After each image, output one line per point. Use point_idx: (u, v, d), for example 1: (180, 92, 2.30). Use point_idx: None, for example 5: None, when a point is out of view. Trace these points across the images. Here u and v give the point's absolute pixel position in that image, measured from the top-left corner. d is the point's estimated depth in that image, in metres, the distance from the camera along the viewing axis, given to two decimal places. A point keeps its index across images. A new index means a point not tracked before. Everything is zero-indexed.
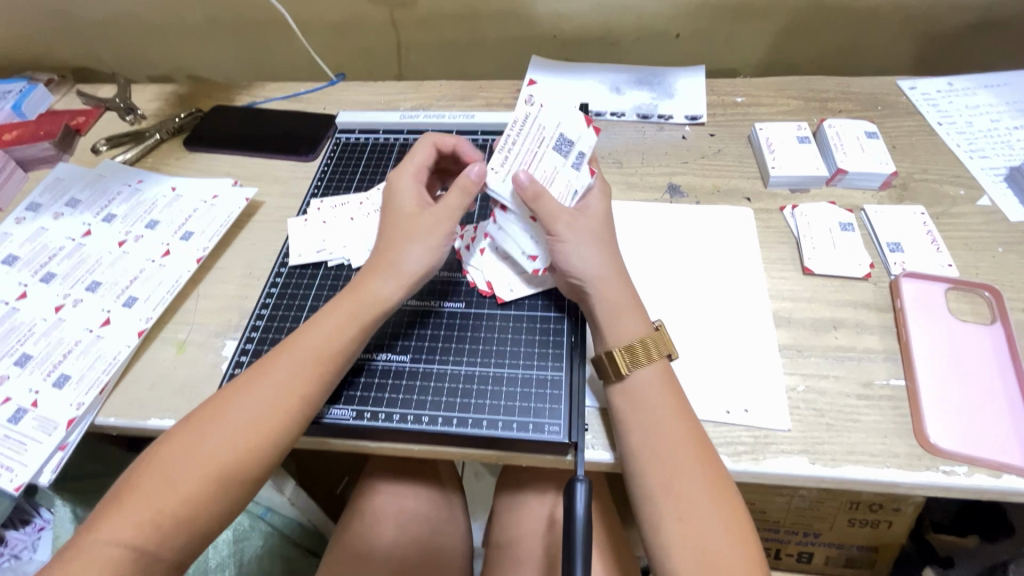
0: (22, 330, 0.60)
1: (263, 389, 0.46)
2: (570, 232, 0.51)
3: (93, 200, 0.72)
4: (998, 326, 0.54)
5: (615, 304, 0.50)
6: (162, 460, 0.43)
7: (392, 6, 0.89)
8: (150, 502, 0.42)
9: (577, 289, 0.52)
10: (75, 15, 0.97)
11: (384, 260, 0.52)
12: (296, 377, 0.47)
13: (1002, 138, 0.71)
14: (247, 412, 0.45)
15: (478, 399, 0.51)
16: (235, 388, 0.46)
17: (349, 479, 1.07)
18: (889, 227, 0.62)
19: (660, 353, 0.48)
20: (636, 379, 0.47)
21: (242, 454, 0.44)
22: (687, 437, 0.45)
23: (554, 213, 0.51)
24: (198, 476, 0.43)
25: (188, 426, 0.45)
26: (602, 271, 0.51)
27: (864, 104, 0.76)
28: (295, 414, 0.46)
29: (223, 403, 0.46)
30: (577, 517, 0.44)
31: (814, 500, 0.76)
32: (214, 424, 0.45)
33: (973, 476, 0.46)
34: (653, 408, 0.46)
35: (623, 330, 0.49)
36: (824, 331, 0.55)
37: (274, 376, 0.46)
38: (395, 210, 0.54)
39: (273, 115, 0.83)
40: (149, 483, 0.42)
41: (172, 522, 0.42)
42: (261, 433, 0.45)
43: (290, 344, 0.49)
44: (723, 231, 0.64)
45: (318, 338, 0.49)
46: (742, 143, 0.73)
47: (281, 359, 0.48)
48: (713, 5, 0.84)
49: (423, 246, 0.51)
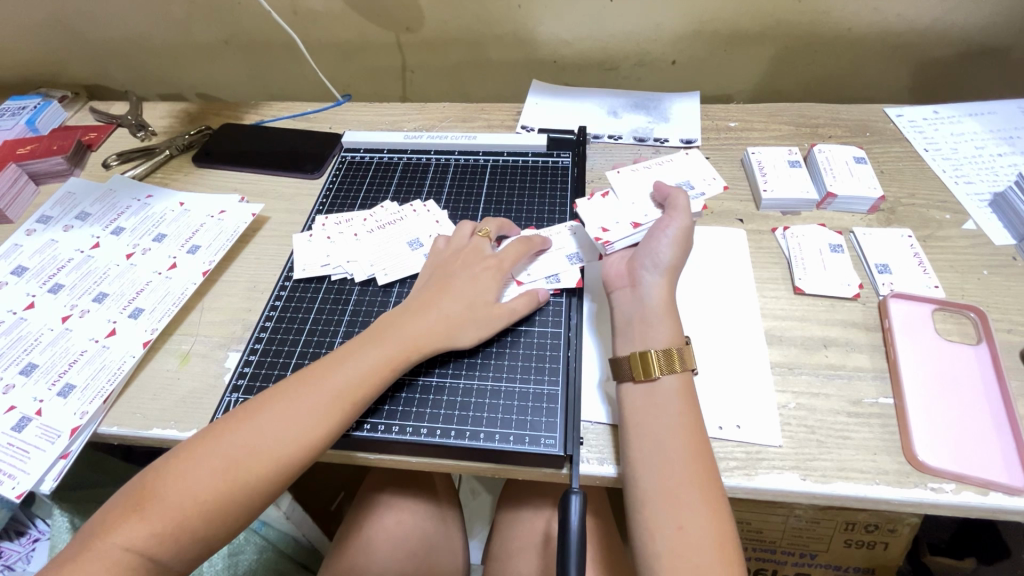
0: (28, 340, 0.61)
1: (286, 417, 0.46)
2: (672, 229, 0.57)
3: (102, 214, 0.74)
4: (984, 346, 0.55)
5: (660, 306, 0.53)
6: (178, 471, 0.44)
7: (398, 31, 0.92)
8: (163, 509, 0.43)
9: (638, 273, 0.55)
10: (90, 35, 1.00)
11: (433, 327, 0.53)
12: (319, 409, 0.47)
13: (987, 165, 0.73)
14: (268, 435, 0.46)
15: (476, 411, 0.52)
16: (258, 404, 0.48)
17: (343, 495, 1.09)
18: (876, 248, 0.64)
19: (684, 366, 0.50)
20: (660, 384, 0.49)
21: (256, 479, 0.45)
22: (695, 453, 0.46)
23: (679, 206, 0.58)
24: (211, 492, 0.43)
25: (206, 439, 0.46)
26: (668, 268, 0.55)
27: (853, 130, 0.79)
28: (313, 445, 0.46)
29: (245, 422, 0.46)
30: (571, 529, 0.45)
31: (810, 520, 0.76)
32: (232, 443, 0.45)
33: (960, 494, 0.47)
34: (663, 419, 0.47)
35: (660, 331, 0.51)
36: (815, 349, 0.57)
37: (297, 404, 0.47)
38: (443, 270, 0.58)
39: (280, 133, 0.86)
40: (167, 488, 0.43)
41: (180, 530, 0.43)
42: (274, 460, 0.45)
43: (317, 375, 0.49)
44: (717, 251, 0.66)
45: (348, 374, 0.49)
46: (735, 167, 0.76)
47: (309, 389, 0.48)
48: (708, 34, 0.87)
49: (442, 314, 0.54)
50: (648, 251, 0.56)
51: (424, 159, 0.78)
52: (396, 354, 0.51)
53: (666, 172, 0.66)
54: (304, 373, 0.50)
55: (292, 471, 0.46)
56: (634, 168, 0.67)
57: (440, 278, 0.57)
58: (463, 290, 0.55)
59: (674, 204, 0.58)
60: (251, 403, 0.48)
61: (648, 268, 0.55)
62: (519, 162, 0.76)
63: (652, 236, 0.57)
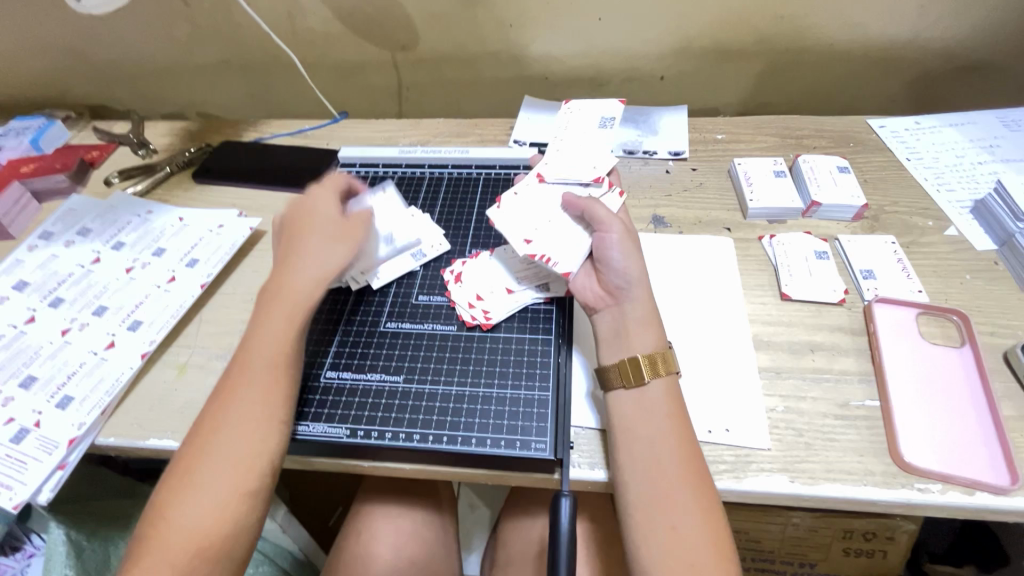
0: (28, 353, 0.62)
1: (237, 410, 0.48)
2: (616, 239, 0.55)
3: (102, 229, 0.75)
4: (967, 349, 0.56)
5: (644, 314, 0.53)
6: (169, 508, 0.45)
7: (393, 50, 0.95)
8: (169, 541, 0.43)
9: (618, 291, 0.54)
10: (95, 58, 1.03)
11: (306, 261, 0.57)
12: (260, 382, 0.50)
13: (967, 173, 0.75)
14: (233, 429, 0.48)
15: (467, 417, 0.53)
16: (212, 418, 0.48)
17: (342, 509, 1.07)
18: (861, 254, 0.65)
19: (669, 370, 0.50)
20: (650, 390, 0.49)
21: (242, 473, 0.46)
22: (685, 457, 0.46)
23: (602, 219, 0.57)
24: (213, 507, 0.45)
25: (179, 468, 0.47)
26: (638, 280, 0.54)
27: (837, 141, 0.81)
28: (267, 418, 0.48)
29: (209, 430, 0.48)
30: (563, 531, 0.45)
31: (808, 528, 0.76)
32: (205, 452, 0.47)
33: (947, 494, 0.47)
34: (649, 422, 0.48)
35: (647, 337, 0.52)
36: (802, 353, 0.58)
37: (239, 392, 0.49)
38: (303, 215, 0.61)
39: (278, 149, 0.88)
40: (168, 525, 0.44)
41: (200, 553, 0.43)
42: (250, 445, 0.47)
43: (241, 362, 0.52)
44: (703, 259, 0.67)
45: (269, 341, 0.52)
46: (723, 177, 0.77)
47: (241, 376, 0.50)
48: (694, 50, 0.90)
49: (322, 253, 0.57)
50: (610, 269, 0.54)
51: (419, 173, 0.79)
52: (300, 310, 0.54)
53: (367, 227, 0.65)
54: (231, 369, 0.51)
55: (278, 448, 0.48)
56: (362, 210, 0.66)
57: (297, 216, 0.61)
58: (312, 231, 0.59)
59: (595, 216, 0.57)
60: (204, 417, 0.49)
61: (624, 281, 0.54)
62: (511, 175, 0.78)
63: (602, 253, 0.55)
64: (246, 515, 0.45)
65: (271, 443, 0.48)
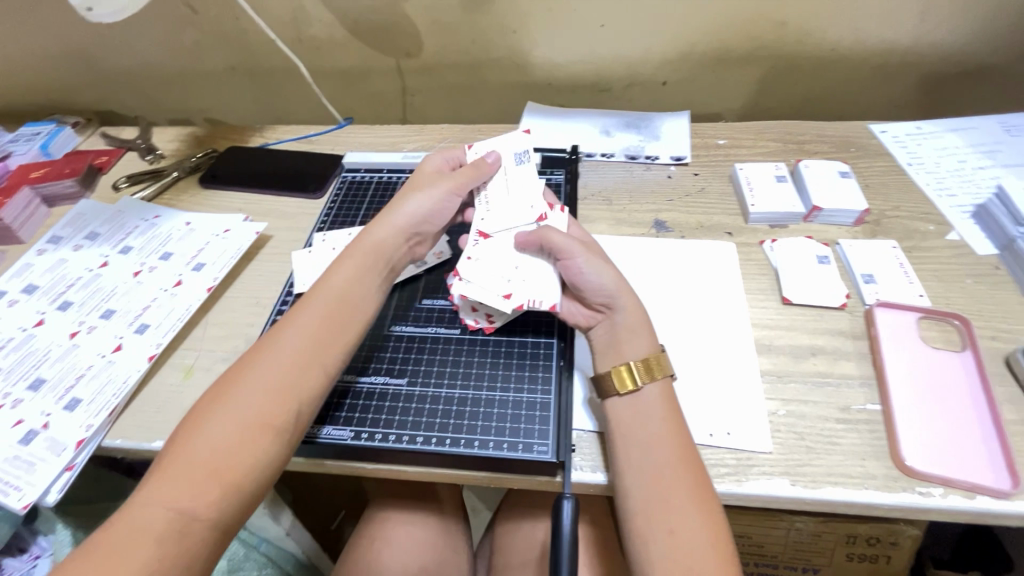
0: (37, 356, 0.62)
1: (291, 342, 0.50)
2: (583, 263, 0.54)
3: (111, 233, 0.76)
4: (968, 353, 0.56)
5: (636, 320, 0.53)
6: (205, 424, 0.45)
7: (398, 57, 0.96)
8: (192, 458, 0.44)
9: (605, 307, 0.54)
10: (104, 64, 1.04)
11: (390, 215, 0.59)
12: (319, 321, 0.51)
13: (969, 178, 0.75)
14: (286, 359, 0.49)
15: (475, 413, 0.53)
16: (269, 344, 0.50)
17: (344, 514, 1.08)
18: (862, 259, 0.66)
19: (664, 373, 0.51)
20: (644, 395, 0.50)
21: (278, 406, 0.47)
22: (683, 460, 0.47)
23: (562, 247, 0.55)
24: (242, 431, 0.45)
25: (224, 386, 0.48)
26: (621, 289, 0.54)
27: (838, 146, 0.82)
28: (313, 358, 0.49)
29: (260, 357, 0.49)
30: (564, 534, 0.45)
31: (811, 533, 0.76)
32: (251, 376, 0.48)
33: (949, 498, 0.47)
34: (649, 426, 0.48)
35: (638, 344, 0.52)
36: (804, 357, 0.58)
37: (294, 328, 0.51)
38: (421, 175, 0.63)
39: (284, 155, 0.89)
40: (199, 441, 0.44)
41: (222, 474, 0.43)
42: (298, 379, 0.48)
43: (307, 298, 0.53)
44: (705, 263, 0.67)
45: (336, 283, 0.54)
46: (724, 182, 0.78)
47: (298, 314, 0.52)
48: (696, 56, 0.91)
49: (417, 202, 0.59)
50: (589, 290, 0.54)
51: None
52: (367, 256, 0.56)
53: None
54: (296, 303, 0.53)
55: (318, 389, 0.49)
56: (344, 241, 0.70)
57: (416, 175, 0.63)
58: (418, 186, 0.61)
59: (555, 246, 0.55)
60: (258, 343, 0.50)
61: (609, 296, 0.53)
62: None
63: (575, 280, 0.54)
64: (272, 448, 0.45)
65: (316, 382, 0.49)
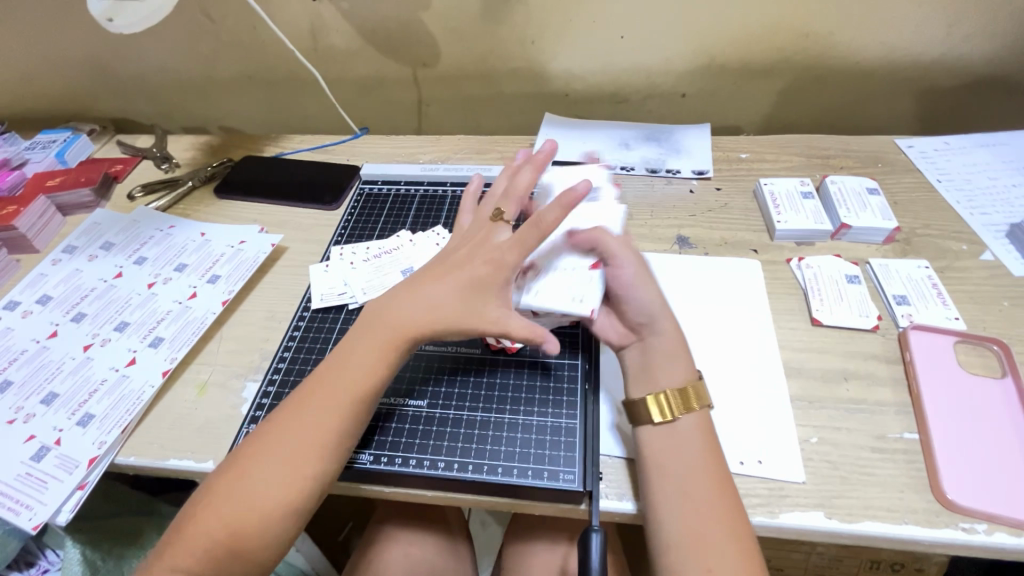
0: (49, 369, 0.62)
1: (309, 420, 0.47)
2: (632, 273, 0.54)
3: (125, 243, 0.76)
4: (1008, 379, 0.54)
5: (670, 345, 0.52)
6: (221, 493, 0.45)
7: (415, 67, 0.95)
8: (209, 532, 0.44)
9: (641, 328, 0.53)
10: (122, 73, 1.04)
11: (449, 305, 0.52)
12: (338, 400, 0.48)
13: (1001, 195, 0.73)
14: (302, 438, 0.47)
15: (494, 447, 0.51)
16: (288, 417, 0.48)
17: (352, 526, 1.06)
18: (894, 280, 0.64)
19: (701, 403, 0.49)
20: (683, 424, 0.48)
21: (301, 486, 0.46)
22: (720, 495, 0.45)
23: (613, 249, 0.55)
24: (263, 508, 0.44)
25: (243, 455, 0.47)
26: (660, 311, 0.53)
27: (864, 161, 0.80)
28: (340, 438, 0.48)
29: (279, 430, 0.47)
30: (593, 569, 0.44)
31: (832, 558, 0.74)
32: (268, 453, 0.46)
33: (993, 535, 0.45)
34: (687, 458, 0.46)
35: (671, 371, 0.51)
36: (835, 382, 0.56)
37: (314, 407, 0.48)
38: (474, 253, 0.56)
39: (299, 165, 0.88)
40: (211, 512, 0.44)
41: (229, 549, 0.44)
42: (313, 461, 0.46)
43: (332, 369, 0.50)
44: (731, 281, 0.66)
45: (362, 359, 0.50)
46: (748, 198, 0.76)
47: (322, 387, 0.49)
48: (717, 68, 0.89)
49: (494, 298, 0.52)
50: (630, 306, 0.53)
51: (441, 191, 0.80)
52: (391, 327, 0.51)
53: (363, 272, 0.68)
54: (324, 367, 0.51)
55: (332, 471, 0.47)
56: (352, 261, 0.69)
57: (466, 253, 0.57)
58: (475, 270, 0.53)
59: (608, 249, 0.55)
60: (281, 411, 0.49)
61: (646, 317, 0.53)
62: None
63: (619, 290, 0.54)
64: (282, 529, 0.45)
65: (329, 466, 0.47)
